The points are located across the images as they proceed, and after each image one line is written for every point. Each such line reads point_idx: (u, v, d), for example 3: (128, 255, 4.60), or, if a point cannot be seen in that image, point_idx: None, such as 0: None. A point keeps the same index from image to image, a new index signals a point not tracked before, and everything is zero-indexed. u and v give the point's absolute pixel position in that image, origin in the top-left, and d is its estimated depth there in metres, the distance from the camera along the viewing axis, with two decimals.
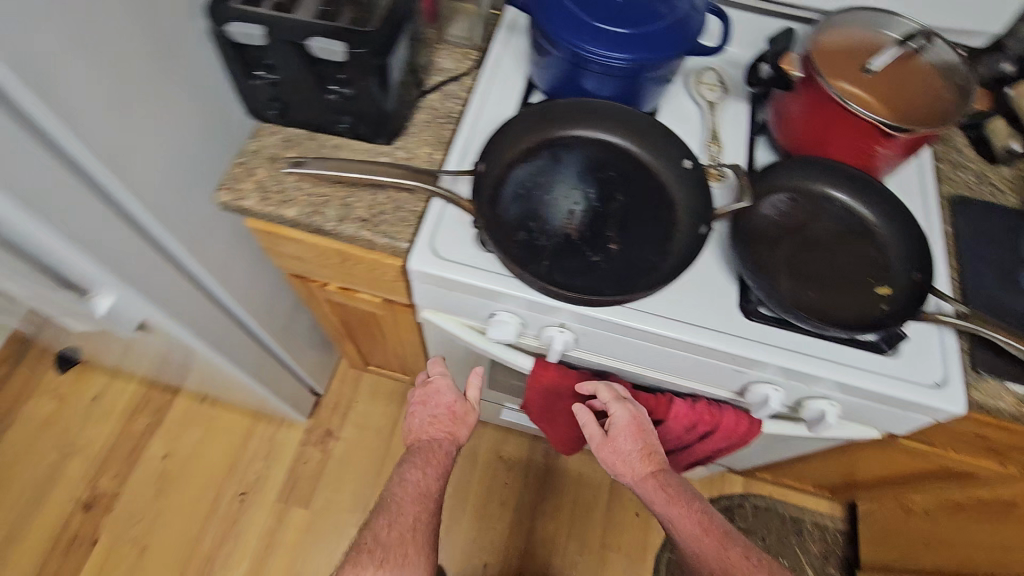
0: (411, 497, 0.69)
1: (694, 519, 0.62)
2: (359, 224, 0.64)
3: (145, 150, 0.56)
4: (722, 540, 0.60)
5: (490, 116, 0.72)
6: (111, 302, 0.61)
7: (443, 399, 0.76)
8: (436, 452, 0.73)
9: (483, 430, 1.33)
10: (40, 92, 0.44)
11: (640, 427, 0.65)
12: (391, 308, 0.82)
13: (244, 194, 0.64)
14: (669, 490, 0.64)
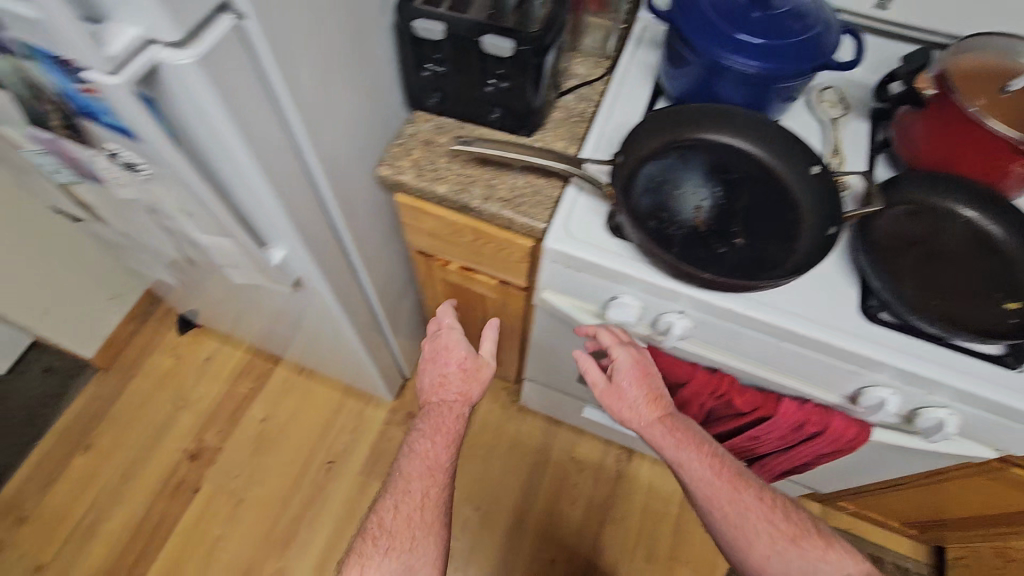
0: (421, 469, 0.70)
1: (704, 459, 0.69)
2: (501, 204, 0.70)
3: (333, 123, 0.65)
4: (729, 479, 0.68)
5: (621, 118, 0.78)
6: (283, 255, 0.71)
7: (455, 355, 0.77)
8: (446, 417, 0.74)
9: (558, 429, 1.37)
10: (281, 64, 0.53)
11: (645, 371, 0.69)
12: (505, 290, 0.88)
13: (402, 170, 0.72)
14: (676, 433, 0.69)
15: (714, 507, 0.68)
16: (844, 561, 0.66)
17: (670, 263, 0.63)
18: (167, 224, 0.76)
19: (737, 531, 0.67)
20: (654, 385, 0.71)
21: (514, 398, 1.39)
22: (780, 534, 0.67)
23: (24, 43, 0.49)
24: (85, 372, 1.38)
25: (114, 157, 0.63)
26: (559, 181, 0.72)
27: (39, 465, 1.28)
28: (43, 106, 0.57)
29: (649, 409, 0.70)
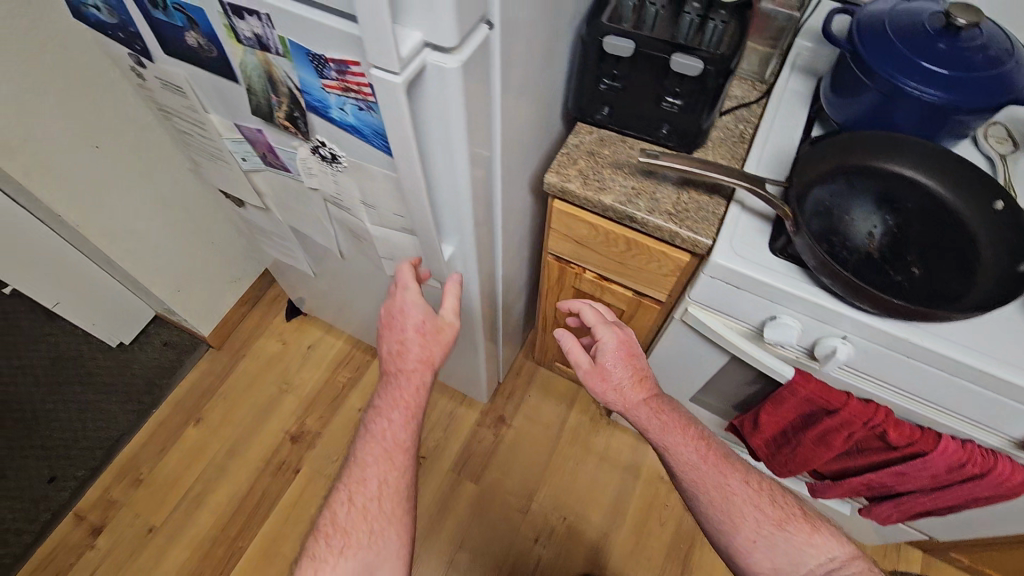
0: (380, 457, 0.73)
1: (688, 441, 0.77)
2: (667, 217, 0.72)
3: (518, 129, 0.68)
4: (712, 462, 0.76)
5: (779, 141, 0.79)
6: (451, 251, 0.75)
7: (411, 319, 0.76)
8: (406, 391, 0.76)
9: (647, 447, 1.36)
10: (504, 70, 0.56)
11: (627, 354, 0.79)
12: (639, 302, 0.90)
13: (569, 177, 0.75)
14: (659, 417, 0.77)
15: (698, 488, 0.75)
16: (829, 544, 0.71)
17: (848, 286, 0.62)
18: (338, 214, 0.81)
19: (720, 511, 0.74)
20: (638, 369, 0.80)
21: (604, 412, 1.40)
22: (766, 519, 0.73)
23: (287, 43, 0.54)
24: (198, 349, 1.47)
25: (318, 149, 0.68)
26: (723, 199, 0.73)
27: (155, 432, 1.36)
28: (274, 99, 0.63)
29: (633, 391, 0.79)
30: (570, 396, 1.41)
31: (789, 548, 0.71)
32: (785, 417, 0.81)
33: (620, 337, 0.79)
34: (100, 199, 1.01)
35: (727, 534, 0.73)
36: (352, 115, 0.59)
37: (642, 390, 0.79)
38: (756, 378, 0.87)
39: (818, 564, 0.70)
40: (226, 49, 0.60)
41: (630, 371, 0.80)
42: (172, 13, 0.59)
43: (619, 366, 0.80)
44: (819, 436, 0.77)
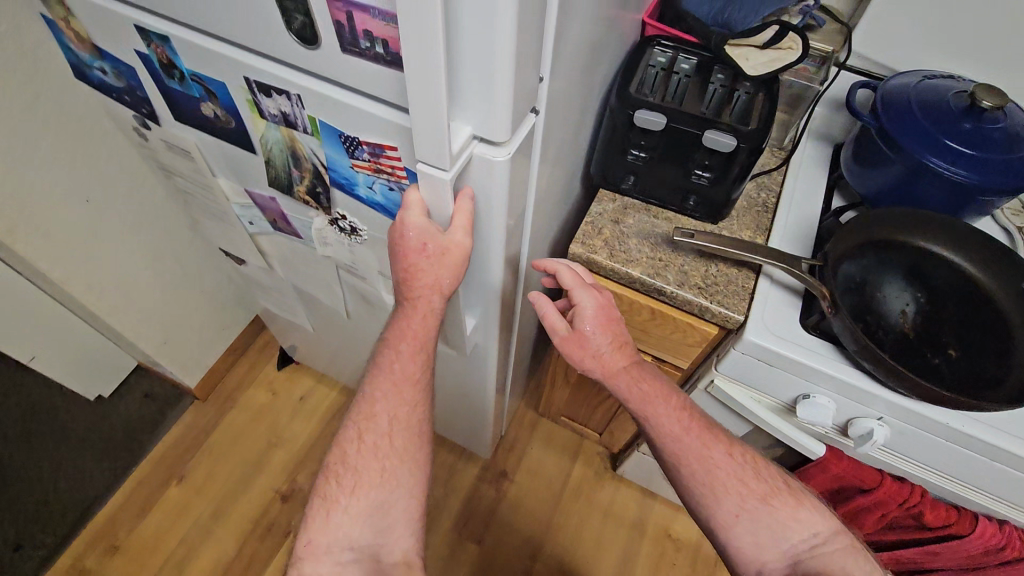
0: (390, 391, 0.63)
1: (671, 411, 0.68)
2: (697, 291, 0.70)
3: (544, 201, 0.66)
4: (695, 432, 0.67)
5: (802, 211, 0.78)
6: (473, 324, 0.72)
7: (411, 243, 0.52)
8: (414, 321, 0.60)
9: (653, 502, 1.32)
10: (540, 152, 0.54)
11: (606, 317, 0.68)
12: (658, 369, 0.87)
13: (594, 248, 0.73)
14: (637, 385, 0.68)
15: (680, 461, 0.67)
16: (814, 520, 0.64)
17: (890, 372, 0.61)
18: (350, 280, 0.77)
19: (702, 483, 0.66)
20: (618, 335, 0.70)
21: (609, 465, 1.36)
22: (751, 495, 0.65)
23: (317, 122, 0.51)
24: (183, 401, 1.39)
25: (337, 222, 0.65)
26: (752, 272, 0.72)
27: (134, 493, 1.28)
28: (295, 173, 0.60)
29: (613, 358, 0.69)
30: (574, 449, 1.37)
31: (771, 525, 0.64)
32: (813, 493, 0.78)
33: (600, 300, 0.68)
34: (87, 254, 0.95)
35: (710, 510, 0.66)
36: (381, 193, 0.56)
37: (622, 357, 0.69)
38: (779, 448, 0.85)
39: (801, 542, 0.63)
40: (246, 122, 0.57)
41: (609, 336, 0.69)
42: (189, 84, 0.56)
43: (598, 333, 0.68)
44: (851, 512, 0.75)
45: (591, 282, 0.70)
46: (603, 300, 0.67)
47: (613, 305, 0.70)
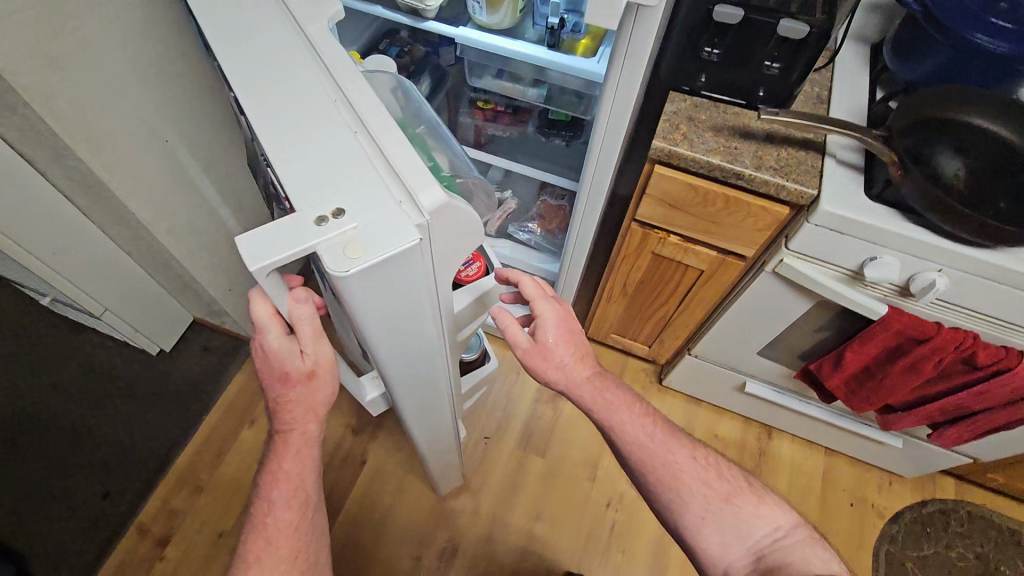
0: (266, 543, 0.69)
1: (634, 417, 0.79)
2: (772, 172, 0.77)
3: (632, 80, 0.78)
4: (661, 439, 0.79)
5: (851, 101, 0.86)
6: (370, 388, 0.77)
7: (277, 367, 0.57)
8: (289, 458, 0.68)
9: (698, 409, 1.43)
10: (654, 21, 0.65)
11: (570, 329, 0.75)
12: (722, 263, 0.96)
13: (676, 141, 0.80)
14: (602, 392, 0.78)
15: (649, 468, 0.78)
16: (775, 514, 0.76)
17: (960, 221, 0.69)
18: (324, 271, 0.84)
19: (666, 482, 0.77)
20: (579, 345, 0.77)
21: (653, 379, 1.46)
22: (715, 496, 0.76)
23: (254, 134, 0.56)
24: (242, 350, 1.43)
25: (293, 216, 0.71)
26: (817, 153, 0.79)
27: (207, 439, 1.31)
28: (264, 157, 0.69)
29: (576, 369, 0.76)
30: (619, 367, 1.47)
31: (737, 523, 0.74)
32: (873, 354, 0.89)
33: (562, 311, 0.73)
34: (168, 194, 0.98)
35: (677, 513, 0.76)
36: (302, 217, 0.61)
37: (584, 368, 0.77)
38: (837, 322, 0.94)
39: (766, 536, 0.74)
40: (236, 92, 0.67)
41: (571, 348, 0.76)
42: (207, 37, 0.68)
43: (561, 344, 0.75)
44: (910, 364, 0.85)
45: (552, 294, 0.74)
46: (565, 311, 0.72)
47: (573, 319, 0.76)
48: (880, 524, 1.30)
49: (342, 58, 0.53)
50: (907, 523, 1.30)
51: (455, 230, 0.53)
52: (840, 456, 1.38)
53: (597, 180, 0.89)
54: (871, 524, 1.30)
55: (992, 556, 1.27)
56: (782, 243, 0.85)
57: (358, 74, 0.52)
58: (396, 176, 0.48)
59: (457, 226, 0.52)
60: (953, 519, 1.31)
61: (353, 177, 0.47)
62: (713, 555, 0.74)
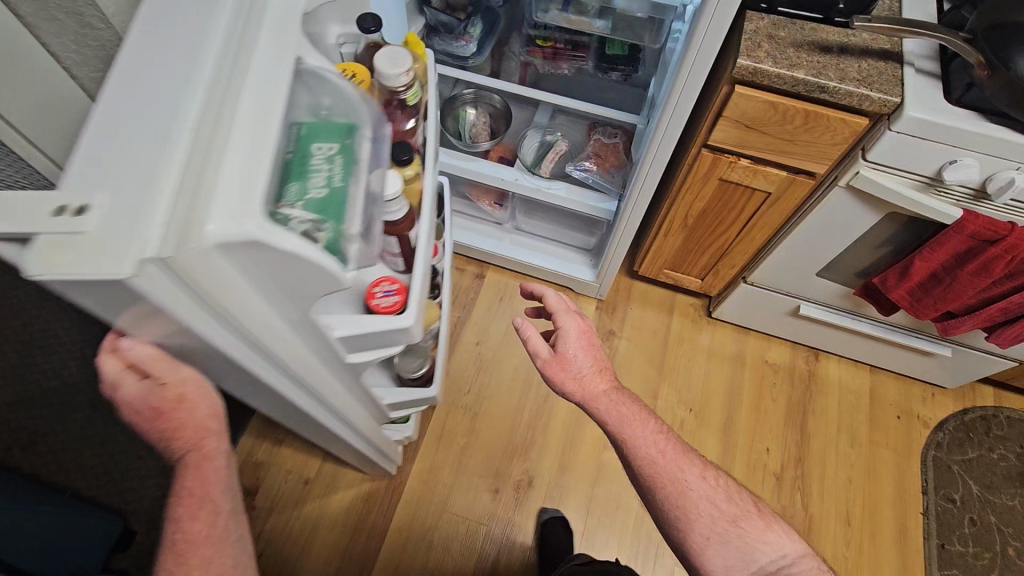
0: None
1: (646, 433, 0.93)
2: (856, 83, 0.80)
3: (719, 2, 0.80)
4: (665, 456, 0.91)
5: (923, 11, 0.88)
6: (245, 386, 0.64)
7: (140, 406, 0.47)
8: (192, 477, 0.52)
9: (748, 338, 1.48)
10: None
11: (586, 344, 0.96)
12: (791, 183, 0.99)
13: (761, 59, 0.81)
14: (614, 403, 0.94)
15: (654, 480, 0.89)
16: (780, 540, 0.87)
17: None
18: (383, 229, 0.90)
19: (673, 496, 0.88)
20: (596, 361, 0.97)
21: (703, 313, 1.51)
22: (718, 510, 0.87)
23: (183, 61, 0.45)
24: None
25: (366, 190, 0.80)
26: (897, 62, 0.82)
27: None
28: None
29: (593, 381, 0.95)
30: (669, 304, 1.51)
31: (740, 545, 0.85)
32: (940, 259, 0.93)
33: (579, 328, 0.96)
34: None
35: (681, 519, 0.87)
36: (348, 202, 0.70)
37: (601, 380, 0.96)
38: (903, 233, 0.98)
39: (770, 559, 0.85)
40: None
41: (588, 361, 0.97)
42: None
43: (578, 356, 0.96)
44: (980, 266, 0.89)
45: (571, 311, 0.99)
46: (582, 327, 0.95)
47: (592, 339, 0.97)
48: (927, 433, 1.38)
49: (280, 48, 0.42)
50: (952, 430, 1.38)
51: (277, 270, 0.41)
52: (885, 374, 1.44)
53: (681, 103, 0.90)
54: (918, 434, 1.38)
55: None
56: (859, 155, 0.88)
57: (286, 67, 0.42)
58: (199, 208, 0.34)
59: (280, 267, 0.40)
60: (993, 425, 1.39)
61: (130, 160, 0.33)
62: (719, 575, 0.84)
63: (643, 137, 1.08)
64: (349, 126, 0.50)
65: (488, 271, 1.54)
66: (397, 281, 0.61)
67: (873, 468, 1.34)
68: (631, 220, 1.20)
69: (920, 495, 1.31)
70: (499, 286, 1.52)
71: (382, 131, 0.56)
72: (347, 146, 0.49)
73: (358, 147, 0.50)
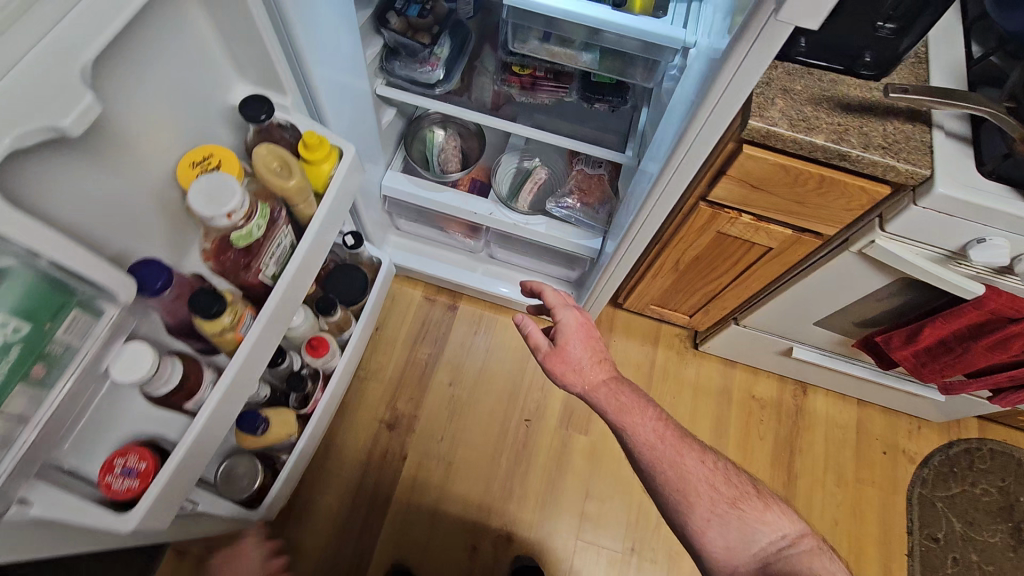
0: None
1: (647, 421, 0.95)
2: (882, 151, 0.69)
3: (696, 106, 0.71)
4: (666, 439, 0.93)
5: (951, 59, 0.77)
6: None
7: None
8: None
9: (734, 370, 1.42)
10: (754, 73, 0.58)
11: (586, 332, 1.00)
12: (796, 242, 0.89)
13: (775, 120, 0.70)
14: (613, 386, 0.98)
15: (657, 464, 0.91)
16: (779, 521, 0.89)
17: None
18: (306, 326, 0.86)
19: (674, 476, 0.90)
20: (596, 350, 1.01)
21: (688, 345, 1.43)
22: (722, 499, 0.89)
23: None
24: None
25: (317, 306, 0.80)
26: (925, 125, 0.71)
27: None
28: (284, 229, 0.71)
29: (593, 370, 0.99)
30: (653, 334, 1.43)
31: (739, 526, 0.87)
32: (952, 330, 0.86)
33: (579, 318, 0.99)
34: None
35: (685, 512, 0.88)
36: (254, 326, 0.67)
37: (600, 370, 0.99)
38: (912, 296, 0.90)
39: (770, 542, 0.86)
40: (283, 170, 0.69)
41: (587, 352, 1.00)
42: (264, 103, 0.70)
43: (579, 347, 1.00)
44: (996, 341, 0.82)
45: (568, 303, 1.02)
46: (581, 317, 0.99)
47: (591, 325, 1.01)
48: (912, 469, 1.35)
49: None
50: (936, 465, 1.35)
51: None
52: (871, 406, 1.40)
53: (670, 189, 0.80)
54: (904, 469, 1.35)
55: (1013, 489, 1.34)
56: (875, 223, 0.79)
57: None
58: None
59: None
60: (977, 459, 1.37)
61: None
62: (721, 557, 0.87)
63: (634, 180, 0.96)
64: (61, 305, 0.48)
65: (460, 301, 1.42)
66: (144, 461, 0.57)
67: (858, 507, 1.30)
68: (618, 269, 1.08)
69: (905, 534, 1.29)
70: (472, 318, 1.41)
71: (111, 317, 0.52)
72: (37, 340, 0.46)
73: (55, 334, 0.48)
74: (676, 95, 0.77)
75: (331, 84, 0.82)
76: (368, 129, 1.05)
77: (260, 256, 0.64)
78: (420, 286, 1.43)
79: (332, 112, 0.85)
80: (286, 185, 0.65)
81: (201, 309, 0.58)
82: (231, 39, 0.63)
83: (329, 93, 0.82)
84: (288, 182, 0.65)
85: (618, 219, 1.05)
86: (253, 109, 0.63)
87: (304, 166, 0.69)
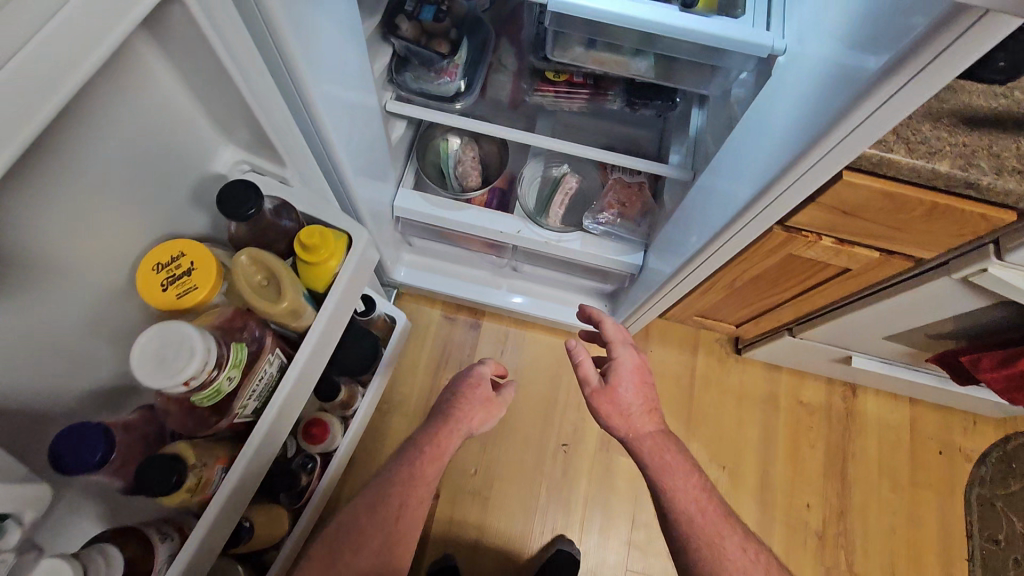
0: None
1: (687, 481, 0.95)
2: (1018, 176, 0.57)
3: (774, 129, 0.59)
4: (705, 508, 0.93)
5: None
6: None
7: None
8: None
9: (780, 374, 1.33)
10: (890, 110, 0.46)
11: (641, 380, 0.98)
12: (882, 264, 0.78)
13: (889, 144, 0.58)
14: (658, 442, 0.97)
15: (689, 536, 0.91)
16: None
17: None
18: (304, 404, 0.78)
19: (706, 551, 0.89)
20: (646, 399, 0.99)
21: (730, 350, 1.33)
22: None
23: None
24: None
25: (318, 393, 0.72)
26: None
27: None
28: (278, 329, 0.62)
29: (640, 420, 0.98)
30: (692, 341, 1.33)
31: None
32: None
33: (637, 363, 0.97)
34: None
35: None
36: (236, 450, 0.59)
37: (648, 420, 0.98)
38: (1012, 317, 0.80)
39: None
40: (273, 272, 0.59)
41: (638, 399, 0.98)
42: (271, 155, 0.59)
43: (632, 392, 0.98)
44: None
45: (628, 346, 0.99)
46: (640, 364, 0.96)
47: (647, 372, 0.99)
48: (969, 468, 1.29)
49: None
50: (994, 462, 1.29)
51: None
52: (925, 404, 1.33)
53: (754, 223, 0.69)
54: (961, 469, 1.28)
55: None
56: (989, 250, 0.67)
57: None
58: None
59: None
60: None
61: None
62: None
63: (690, 195, 0.84)
64: None
65: (483, 318, 1.32)
66: None
67: (914, 513, 1.25)
68: (672, 290, 0.98)
69: (965, 538, 1.23)
70: (497, 336, 1.30)
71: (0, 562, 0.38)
72: None
73: None
74: (754, 110, 0.65)
75: (339, 115, 0.68)
76: (379, 148, 0.91)
77: (236, 400, 0.53)
78: (439, 305, 1.32)
79: (341, 147, 0.72)
80: (275, 308, 0.56)
81: (155, 486, 0.49)
82: (223, 87, 0.50)
83: (337, 125, 0.68)
84: (279, 304, 0.56)
85: (669, 236, 0.93)
86: (238, 206, 0.52)
87: (306, 267, 0.60)
